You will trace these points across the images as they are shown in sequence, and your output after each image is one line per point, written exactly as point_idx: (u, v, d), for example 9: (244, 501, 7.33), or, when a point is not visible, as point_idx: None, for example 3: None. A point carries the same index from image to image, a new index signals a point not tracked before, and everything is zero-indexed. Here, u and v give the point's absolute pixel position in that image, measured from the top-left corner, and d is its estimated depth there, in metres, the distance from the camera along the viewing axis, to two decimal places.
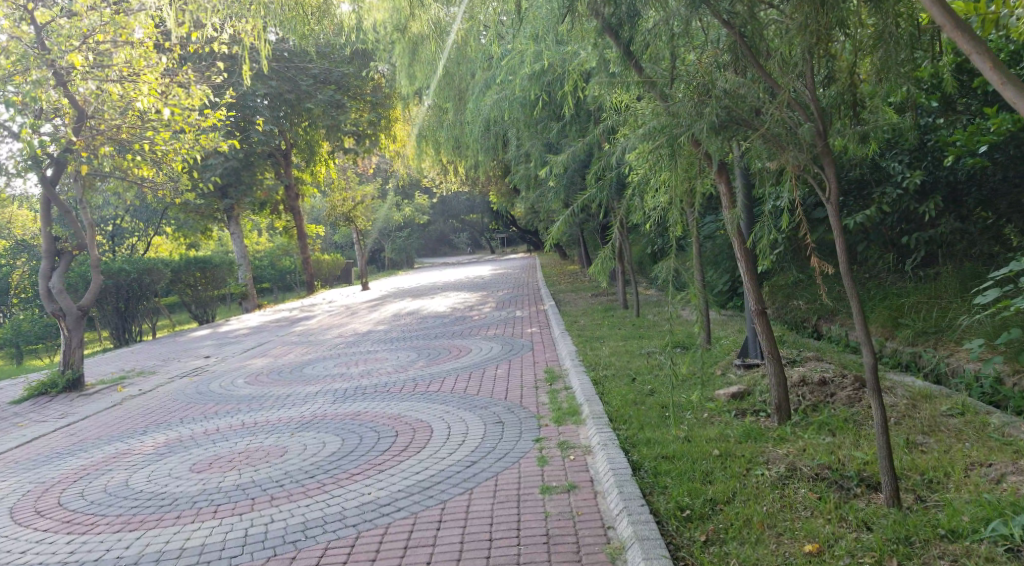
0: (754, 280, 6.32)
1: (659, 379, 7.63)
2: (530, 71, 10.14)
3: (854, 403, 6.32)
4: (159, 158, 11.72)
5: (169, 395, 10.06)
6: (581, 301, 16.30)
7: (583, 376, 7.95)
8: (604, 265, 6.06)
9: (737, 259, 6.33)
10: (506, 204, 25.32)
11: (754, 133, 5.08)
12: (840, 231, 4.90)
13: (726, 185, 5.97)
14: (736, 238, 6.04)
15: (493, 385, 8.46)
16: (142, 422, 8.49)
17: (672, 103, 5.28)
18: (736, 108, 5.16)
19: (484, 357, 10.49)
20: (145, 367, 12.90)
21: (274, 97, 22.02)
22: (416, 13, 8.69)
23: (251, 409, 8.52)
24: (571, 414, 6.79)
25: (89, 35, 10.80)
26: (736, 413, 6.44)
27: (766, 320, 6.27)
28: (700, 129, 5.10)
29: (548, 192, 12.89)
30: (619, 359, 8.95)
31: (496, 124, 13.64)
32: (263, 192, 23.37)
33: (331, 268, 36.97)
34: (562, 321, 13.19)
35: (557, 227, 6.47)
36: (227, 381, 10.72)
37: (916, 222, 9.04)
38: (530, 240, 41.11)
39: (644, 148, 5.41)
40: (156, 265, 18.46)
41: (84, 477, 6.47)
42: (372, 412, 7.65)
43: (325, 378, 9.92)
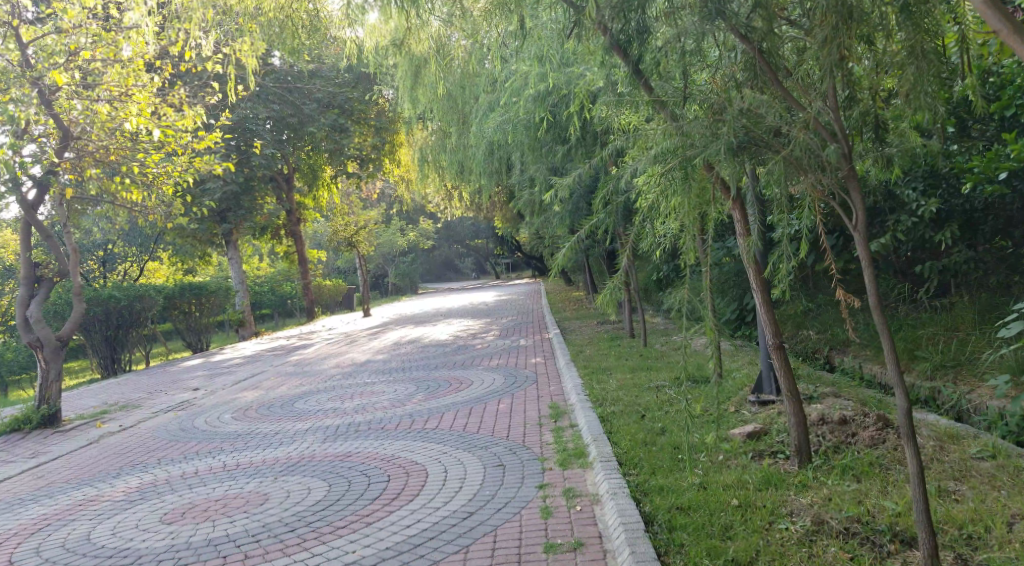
0: (771, 312, 5.87)
1: (670, 416, 7.20)
2: (535, 92, 9.79)
3: (878, 444, 5.71)
4: (148, 181, 11.36)
5: (151, 432, 9.72)
6: (587, 329, 15.89)
7: (589, 413, 7.50)
8: (613, 297, 5.66)
9: (753, 290, 5.89)
10: (511, 229, 24.99)
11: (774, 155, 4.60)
12: (869, 261, 4.32)
13: (742, 213, 5.64)
14: (751, 267, 5.61)
15: (495, 422, 8.02)
16: (115, 463, 8.27)
17: (686, 122, 4.84)
18: (755, 129, 4.73)
19: (486, 390, 10.04)
20: (129, 401, 12.49)
21: (275, 121, 21.80)
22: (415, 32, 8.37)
23: (235, 448, 8.18)
24: (577, 456, 6.35)
25: (74, 52, 10.44)
26: (753, 455, 5.92)
27: (784, 355, 5.83)
28: (716, 150, 4.66)
29: (552, 218, 12.52)
30: (626, 393, 8.51)
31: (501, 148, 13.30)
32: (263, 217, 23.05)
33: (333, 294, 36.66)
34: (567, 350, 12.77)
35: (563, 255, 6.08)
36: (214, 415, 10.34)
37: (932, 250, 8.62)
38: (536, 267, 40.80)
39: (655, 171, 4.96)
40: (149, 292, 18.08)
41: (41, 530, 6.10)
42: (363, 454, 7.27)
43: (317, 414, 9.51)
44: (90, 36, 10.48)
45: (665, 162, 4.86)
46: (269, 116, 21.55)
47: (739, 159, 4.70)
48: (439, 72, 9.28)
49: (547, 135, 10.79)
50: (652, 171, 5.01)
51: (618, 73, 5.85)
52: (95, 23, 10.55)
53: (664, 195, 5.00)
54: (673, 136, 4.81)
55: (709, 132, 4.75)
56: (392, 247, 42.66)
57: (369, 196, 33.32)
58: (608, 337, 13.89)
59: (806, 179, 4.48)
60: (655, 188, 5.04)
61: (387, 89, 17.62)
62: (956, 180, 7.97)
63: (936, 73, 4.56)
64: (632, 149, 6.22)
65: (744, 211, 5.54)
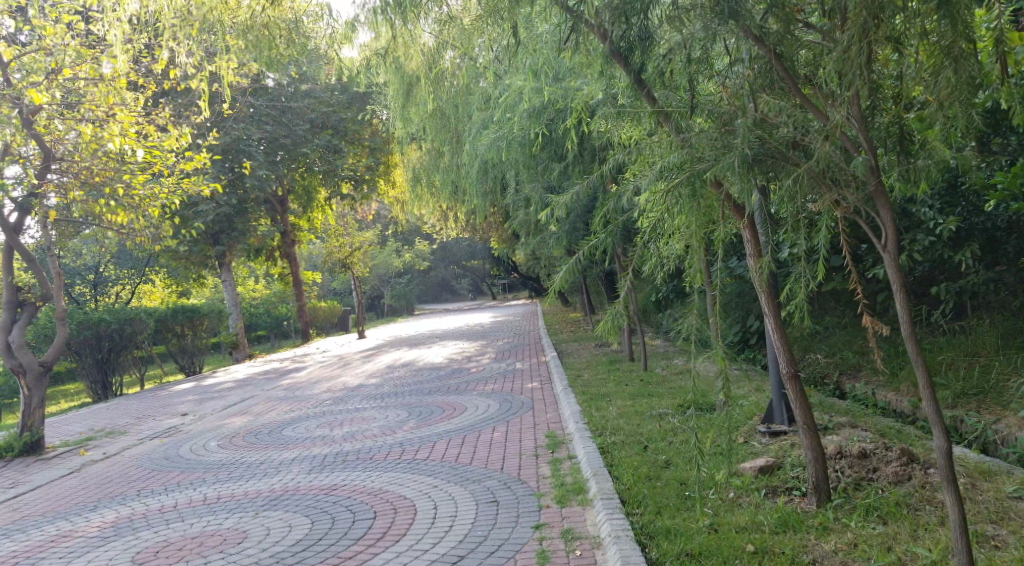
0: (785, 337, 5.48)
1: (675, 448, 6.82)
2: (529, 106, 9.42)
3: (901, 481, 5.53)
4: (136, 204, 10.77)
5: (134, 461, 9.22)
6: (586, 352, 15.52)
7: (589, 444, 7.10)
8: (615, 324, 5.20)
9: (765, 314, 5.50)
10: (506, 249, 24.65)
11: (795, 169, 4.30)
12: (901, 283, 3.97)
13: (751, 232, 5.16)
14: (763, 290, 5.25)
15: (491, 452, 7.61)
16: (95, 494, 7.73)
17: (692, 135, 4.53)
18: (772, 139, 4.41)
19: (480, 417, 9.62)
20: (116, 427, 12.00)
21: (268, 142, 21.42)
22: (407, 47, 8.11)
23: (220, 479, 7.68)
24: (576, 492, 5.95)
25: (55, 71, 9.89)
26: (767, 492, 5.66)
27: (800, 385, 5.47)
28: (731, 163, 4.27)
29: (550, 238, 12.17)
30: (628, 422, 8.09)
31: (496, 167, 12.91)
32: (257, 239, 22.60)
33: (328, 316, 36.26)
34: (564, 374, 12.37)
35: (560, 277, 5.67)
36: (200, 444, 9.84)
37: (950, 269, 8.28)
38: (532, 287, 40.48)
39: (661, 189, 4.60)
40: (139, 315, 17.60)
41: None
42: (349, 487, 6.81)
43: (305, 442, 9.06)
44: (70, 51, 9.84)
45: (670, 178, 4.55)
46: (262, 136, 21.21)
47: (757, 180, 4.32)
48: (429, 87, 8.89)
49: (544, 155, 10.39)
50: (656, 187, 4.67)
51: (618, 84, 5.46)
52: (74, 40, 9.96)
53: (670, 214, 4.63)
54: (680, 151, 4.50)
55: (723, 145, 4.44)
56: (388, 269, 42.21)
57: (364, 217, 32.94)
58: (608, 361, 13.50)
59: (830, 195, 4.20)
60: (660, 208, 4.64)
61: (380, 108, 17.25)
62: (976, 197, 7.63)
63: (972, 76, 4.09)
64: (635, 165, 5.85)
65: (755, 231, 5.19)
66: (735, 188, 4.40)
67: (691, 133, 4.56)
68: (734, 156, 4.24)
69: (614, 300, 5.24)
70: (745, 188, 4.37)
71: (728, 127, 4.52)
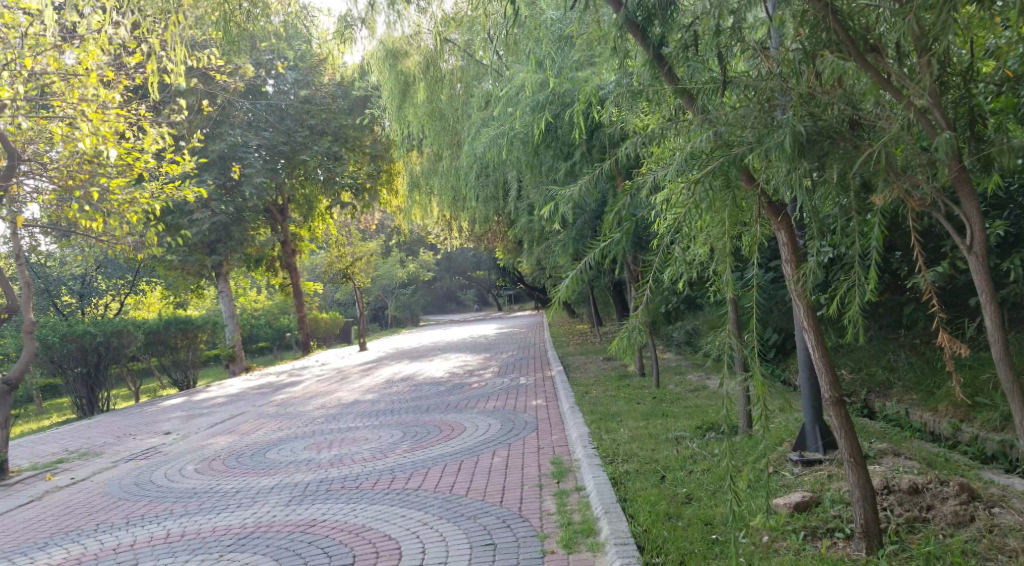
0: (827, 357, 4.65)
1: (697, 479, 6.08)
2: (532, 99, 8.74)
3: (962, 523, 4.86)
4: (113, 210, 10.15)
5: (101, 489, 8.45)
6: (594, 367, 14.79)
7: (599, 474, 6.35)
8: (631, 343, 4.43)
9: (804, 331, 4.62)
10: (512, 259, 23.93)
11: (859, 152, 3.63)
12: (991, 297, 3.47)
13: (788, 233, 4.41)
14: (802, 300, 4.47)
15: (489, 481, 6.85)
16: (51, 528, 6.97)
17: (726, 112, 3.87)
18: (826, 117, 3.72)
19: (480, 438, 8.86)
20: (92, 447, 11.25)
21: (265, 149, 20.74)
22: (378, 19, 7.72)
23: (189, 511, 6.92)
24: (585, 532, 5.21)
25: (16, 63, 8.90)
26: (804, 535, 4.95)
27: (844, 411, 4.68)
28: (783, 141, 3.57)
29: (555, 244, 11.46)
30: (642, 446, 7.35)
31: (496, 170, 12.15)
32: (254, 248, 21.93)
33: (331, 327, 35.55)
34: (571, 390, 11.63)
35: (563, 288, 4.93)
36: (175, 468, 9.08)
37: (996, 278, 7.47)
38: (539, 299, 39.74)
39: (685, 180, 3.91)
40: (127, 327, 16.85)
41: None
42: (329, 523, 6.04)
43: (290, 467, 8.30)
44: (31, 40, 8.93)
45: (699, 166, 3.88)
46: (261, 143, 20.51)
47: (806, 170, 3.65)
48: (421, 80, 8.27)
49: (546, 154, 9.63)
50: (679, 177, 3.99)
51: (633, 63, 4.73)
52: (34, 27, 9.03)
53: (697, 211, 3.94)
54: (712, 132, 3.84)
55: (764, 125, 3.80)
56: (392, 280, 41.50)
57: (366, 226, 32.22)
58: (618, 375, 12.78)
59: (901, 184, 3.59)
60: (682, 204, 3.94)
61: (378, 112, 16.52)
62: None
63: None
64: (653, 157, 5.12)
65: (792, 234, 4.45)
66: (778, 175, 3.73)
67: (725, 110, 3.91)
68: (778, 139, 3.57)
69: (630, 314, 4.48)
70: (789, 176, 3.70)
71: (767, 105, 3.87)
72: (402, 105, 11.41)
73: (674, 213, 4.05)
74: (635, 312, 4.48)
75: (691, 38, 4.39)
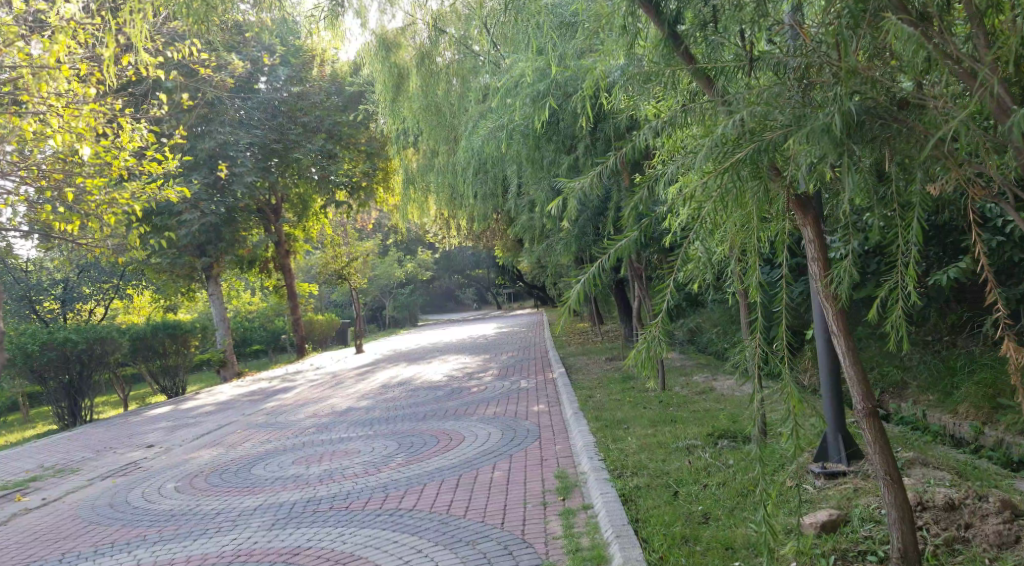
0: (859, 367, 4.13)
1: (713, 497, 5.66)
2: (532, 91, 8.27)
3: (1007, 545, 4.40)
4: (89, 211, 9.80)
5: (76, 510, 8.00)
6: (596, 368, 14.35)
7: (607, 491, 5.95)
8: (649, 355, 3.98)
9: (835, 338, 4.11)
10: (511, 257, 23.46)
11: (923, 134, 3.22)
12: None
13: (815, 227, 3.96)
14: (832, 305, 4.00)
15: (488, 500, 6.41)
16: (17, 557, 6.54)
17: (764, 89, 3.53)
18: (879, 99, 3.35)
19: (479, 449, 8.40)
20: (72, 463, 10.78)
21: (258, 147, 20.26)
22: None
23: (165, 537, 6.48)
24: (595, 560, 4.78)
25: None
26: (835, 560, 4.49)
27: (878, 424, 4.19)
28: (836, 123, 3.21)
29: (556, 241, 10.99)
30: (651, 457, 6.93)
31: (494, 166, 11.66)
32: (245, 250, 21.39)
33: (326, 328, 35.02)
34: (572, 394, 11.19)
35: (575, 295, 4.23)
36: (156, 486, 8.62)
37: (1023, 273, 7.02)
38: (540, 295, 39.30)
39: (712, 169, 3.52)
40: (111, 333, 16.37)
41: None
42: (314, 551, 5.61)
43: (277, 484, 7.84)
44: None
45: (727, 156, 3.50)
46: (252, 142, 19.96)
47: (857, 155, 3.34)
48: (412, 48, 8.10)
49: (547, 146, 9.16)
50: (703, 169, 3.60)
51: (645, 44, 4.32)
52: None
53: (724, 204, 3.57)
54: (748, 109, 3.46)
55: (802, 106, 3.43)
56: (389, 279, 41.04)
57: (363, 226, 31.70)
58: (621, 377, 12.32)
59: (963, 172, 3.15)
60: (710, 198, 3.55)
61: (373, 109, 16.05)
62: None
63: None
64: (665, 148, 4.69)
65: (819, 232, 3.99)
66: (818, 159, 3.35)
67: (756, 89, 3.56)
68: (825, 121, 3.23)
69: (648, 323, 4.04)
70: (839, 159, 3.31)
71: (808, 85, 3.52)
72: (396, 98, 10.86)
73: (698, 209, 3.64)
74: (654, 320, 4.04)
75: (710, 14, 4.01)
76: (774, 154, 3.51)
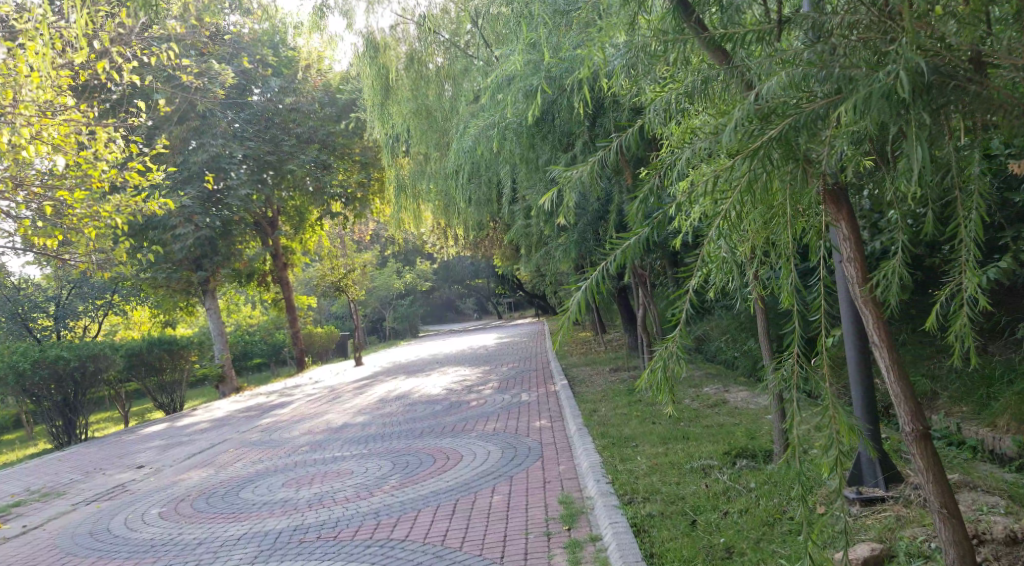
0: (907, 384, 3.56)
1: (736, 527, 5.13)
2: (527, 89, 7.74)
3: None
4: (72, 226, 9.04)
5: (51, 540, 7.33)
6: (600, 379, 13.80)
7: (618, 521, 5.41)
8: (666, 377, 3.48)
9: (877, 350, 3.54)
10: (511, 266, 22.92)
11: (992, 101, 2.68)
12: None
13: (850, 220, 3.42)
14: (872, 311, 3.44)
15: (486, 529, 5.85)
16: None
17: (803, 48, 3.01)
18: (945, 56, 2.72)
19: (477, 470, 7.84)
20: (59, 486, 10.21)
21: (251, 160, 19.74)
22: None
23: None
24: None
25: None
26: None
27: (931, 450, 3.61)
28: (906, 82, 2.53)
29: (557, 248, 10.46)
30: (661, 479, 6.38)
31: (487, 170, 10.71)
32: (241, 263, 20.83)
33: (326, 342, 34.41)
34: (576, 408, 10.64)
35: (576, 305, 3.64)
36: (138, 511, 7.94)
37: None
38: (541, 303, 38.79)
39: (737, 150, 2.96)
40: (105, 349, 15.79)
41: None
42: None
43: (263, 510, 7.22)
44: None
45: (755, 136, 2.94)
46: (246, 155, 19.43)
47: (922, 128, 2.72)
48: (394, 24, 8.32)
49: (544, 145, 8.49)
50: (726, 152, 3.06)
51: (649, 17, 3.80)
52: None
53: (755, 195, 3.03)
54: (783, 74, 2.95)
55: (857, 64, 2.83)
56: (389, 290, 40.50)
57: (361, 237, 31.15)
58: (627, 390, 11.77)
59: None
60: (737, 185, 3.01)
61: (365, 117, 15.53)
62: None
63: None
64: (674, 137, 4.16)
65: (856, 228, 3.43)
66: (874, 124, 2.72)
67: (790, 50, 3.06)
68: (886, 84, 2.58)
69: (664, 337, 3.53)
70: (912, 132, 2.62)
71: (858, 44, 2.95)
72: (384, 101, 10.69)
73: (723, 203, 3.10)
74: (671, 333, 3.52)
75: None
76: (816, 129, 2.94)
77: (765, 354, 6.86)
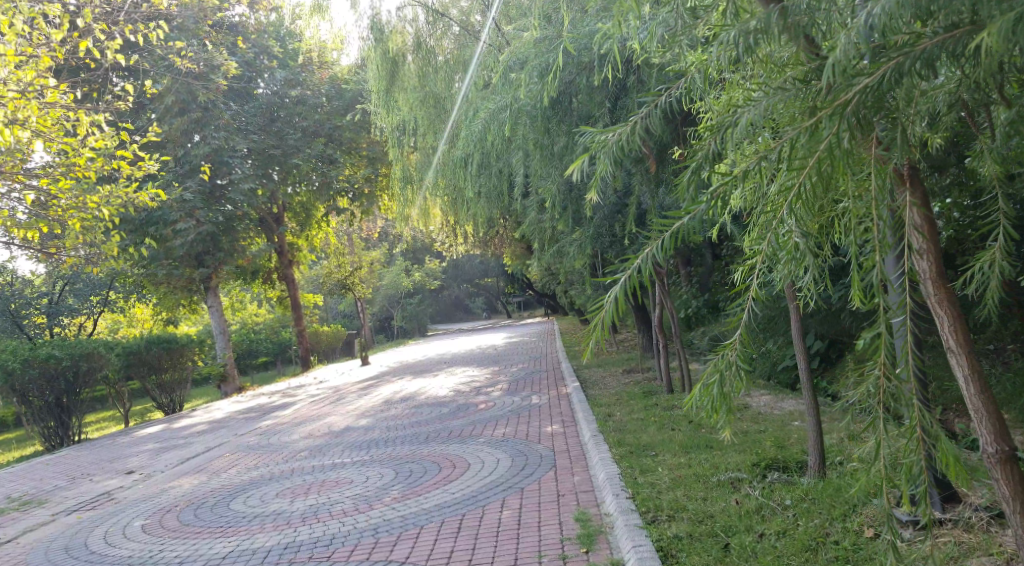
0: (988, 397, 3.11)
1: (774, 553, 4.57)
2: (542, 69, 7.22)
3: None
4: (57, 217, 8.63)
5: (24, 556, 6.82)
6: (614, 381, 13.29)
7: (643, 544, 4.88)
8: (723, 392, 3.29)
9: (952, 357, 3.11)
10: (522, 265, 22.42)
11: None
12: None
13: (923, 203, 3.06)
14: (948, 312, 3.03)
15: (494, 551, 5.31)
16: None
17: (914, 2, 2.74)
18: None
19: (487, 479, 7.35)
20: (44, 493, 9.72)
21: (255, 154, 19.32)
22: None
23: None
24: None
25: None
26: None
27: (1015, 472, 3.13)
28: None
29: (571, 244, 9.94)
30: (688, 493, 5.85)
31: (497, 162, 10.16)
32: (244, 259, 20.34)
33: (332, 340, 33.89)
34: (591, 412, 10.13)
35: (612, 304, 3.25)
36: (120, 524, 7.45)
37: None
38: (552, 302, 38.16)
39: (821, 119, 2.85)
40: (99, 348, 15.28)
41: None
42: None
43: (254, 523, 6.71)
44: None
45: (836, 95, 2.81)
46: (249, 148, 19.04)
47: None
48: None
49: (557, 130, 7.89)
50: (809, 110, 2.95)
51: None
52: None
53: (838, 169, 2.92)
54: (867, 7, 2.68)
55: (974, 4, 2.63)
56: (397, 289, 40.06)
57: (369, 234, 30.61)
58: (644, 393, 11.26)
59: None
60: (812, 153, 2.89)
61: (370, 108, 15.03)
62: None
63: None
64: (715, 110, 3.70)
65: (930, 215, 3.05)
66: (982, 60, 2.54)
67: None
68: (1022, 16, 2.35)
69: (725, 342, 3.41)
70: None
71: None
72: (390, 89, 10.14)
73: (796, 175, 2.95)
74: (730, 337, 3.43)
75: None
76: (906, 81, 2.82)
77: (798, 352, 6.27)
